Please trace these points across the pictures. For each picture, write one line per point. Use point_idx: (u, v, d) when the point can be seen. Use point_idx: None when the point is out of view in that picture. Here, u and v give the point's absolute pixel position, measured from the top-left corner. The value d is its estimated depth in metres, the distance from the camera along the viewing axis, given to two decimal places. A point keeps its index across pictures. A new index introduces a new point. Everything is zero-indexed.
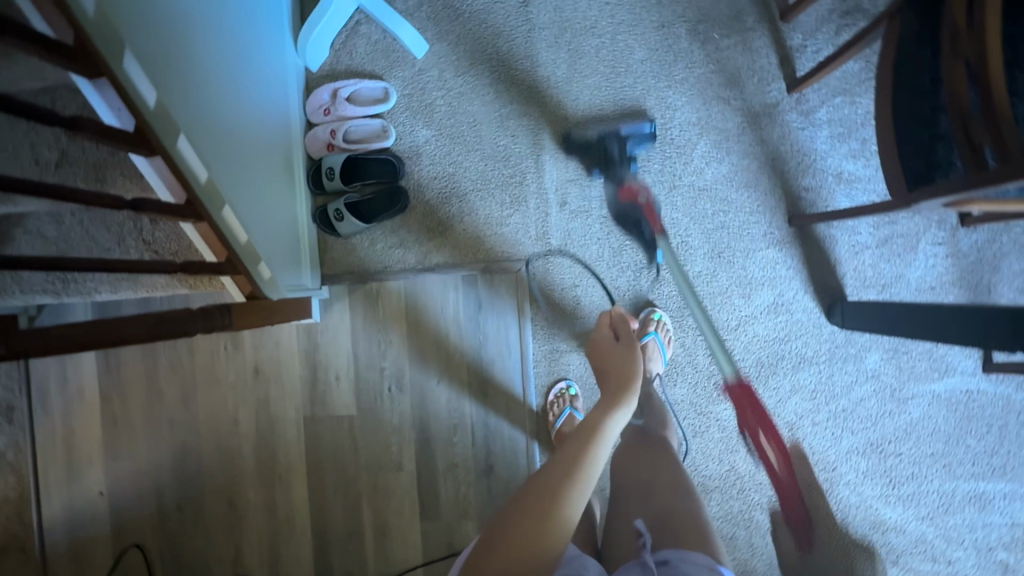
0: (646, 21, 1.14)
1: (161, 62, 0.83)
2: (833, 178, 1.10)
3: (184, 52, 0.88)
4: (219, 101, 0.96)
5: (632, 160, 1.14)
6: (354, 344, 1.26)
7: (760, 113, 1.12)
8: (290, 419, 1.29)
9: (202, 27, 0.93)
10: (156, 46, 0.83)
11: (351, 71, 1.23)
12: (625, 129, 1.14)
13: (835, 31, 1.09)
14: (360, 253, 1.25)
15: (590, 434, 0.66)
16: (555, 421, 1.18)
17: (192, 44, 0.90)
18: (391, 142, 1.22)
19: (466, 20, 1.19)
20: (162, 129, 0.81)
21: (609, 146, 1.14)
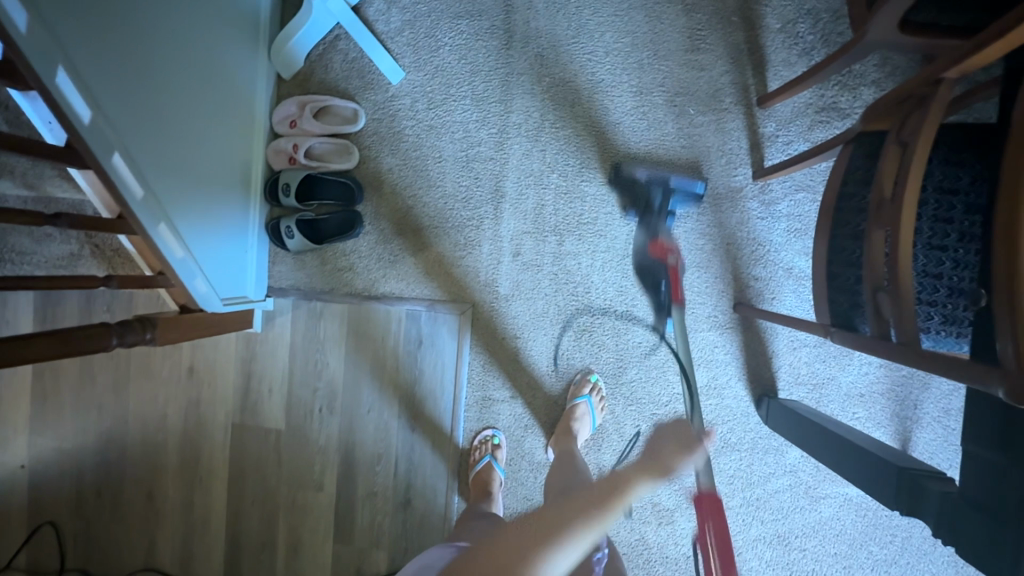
0: (625, 84, 1.13)
1: (116, 69, 0.80)
2: (783, 272, 1.10)
3: (147, 58, 0.85)
4: (180, 109, 0.93)
5: (670, 217, 1.09)
6: (292, 358, 1.26)
7: (722, 195, 1.11)
8: (218, 423, 1.28)
9: (170, 32, 0.89)
10: (114, 53, 0.79)
11: (324, 85, 1.21)
12: (675, 182, 1.08)
13: (808, 126, 1.09)
14: (309, 272, 1.23)
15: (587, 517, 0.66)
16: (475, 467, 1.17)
17: (157, 50, 0.87)
18: (354, 165, 1.20)
19: (447, 53, 1.17)
20: (97, 145, 0.79)
21: (652, 194, 1.09)
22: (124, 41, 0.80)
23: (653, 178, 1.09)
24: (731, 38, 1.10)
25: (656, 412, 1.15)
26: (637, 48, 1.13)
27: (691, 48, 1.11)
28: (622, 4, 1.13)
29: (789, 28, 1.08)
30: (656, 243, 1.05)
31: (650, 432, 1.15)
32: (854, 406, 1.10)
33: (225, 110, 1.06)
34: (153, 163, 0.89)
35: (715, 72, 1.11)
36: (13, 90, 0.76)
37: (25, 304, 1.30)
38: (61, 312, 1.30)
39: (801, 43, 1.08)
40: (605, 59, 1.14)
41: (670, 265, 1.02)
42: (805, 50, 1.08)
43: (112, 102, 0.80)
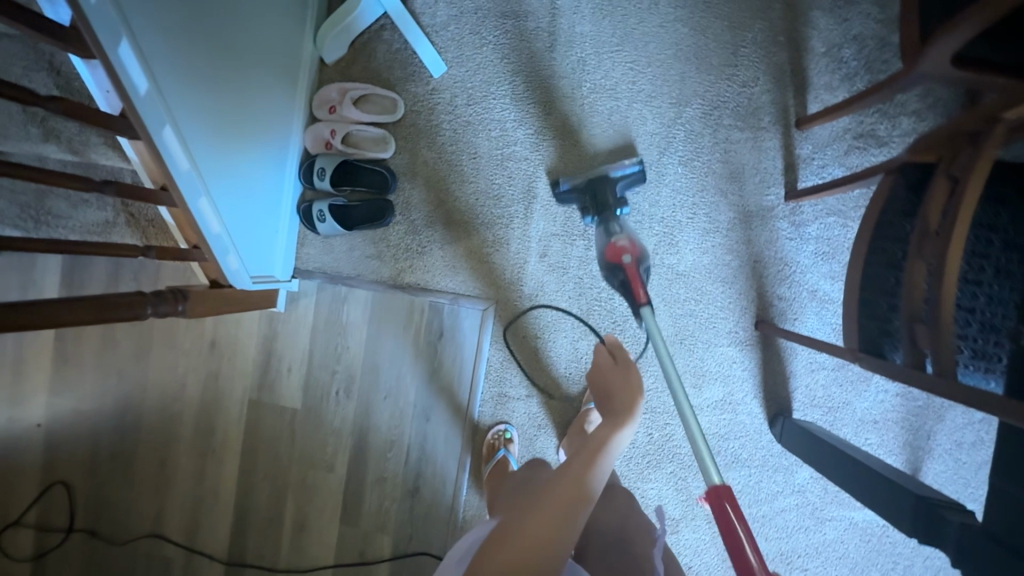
0: (665, 95, 1.14)
1: (174, 44, 0.81)
2: (808, 294, 1.11)
3: (204, 36, 0.86)
4: (228, 87, 0.94)
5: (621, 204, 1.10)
6: (312, 341, 1.27)
7: (753, 214, 1.12)
8: (235, 398, 1.30)
9: (226, 11, 0.91)
10: (173, 28, 0.80)
11: (366, 73, 1.22)
12: (615, 172, 1.10)
13: (844, 151, 1.09)
14: (337, 256, 1.25)
15: (593, 458, 0.65)
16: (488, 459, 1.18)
17: (213, 28, 0.88)
18: (389, 155, 1.21)
19: (489, 51, 1.18)
20: (149, 117, 0.80)
21: (601, 191, 1.10)
22: (183, 17, 0.81)
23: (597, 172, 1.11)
24: (775, 57, 1.11)
25: (670, 422, 1.16)
26: (679, 60, 1.13)
27: (733, 64, 1.12)
28: (668, 15, 1.13)
29: (833, 53, 1.09)
30: (611, 244, 1.03)
31: (661, 441, 1.16)
32: (867, 432, 1.11)
33: (269, 92, 1.08)
34: (199, 138, 0.90)
35: (755, 90, 1.11)
36: (72, 58, 0.78)
37: (54, 266, 1.32)
38: (88, 277, 1.32)
39: (844, 68, 1.09)
40: (647, 69, 1.14)
41: (629, 266, 1.01)
42: (847, 76, 1.09)
43: (167, 75, 0.81)
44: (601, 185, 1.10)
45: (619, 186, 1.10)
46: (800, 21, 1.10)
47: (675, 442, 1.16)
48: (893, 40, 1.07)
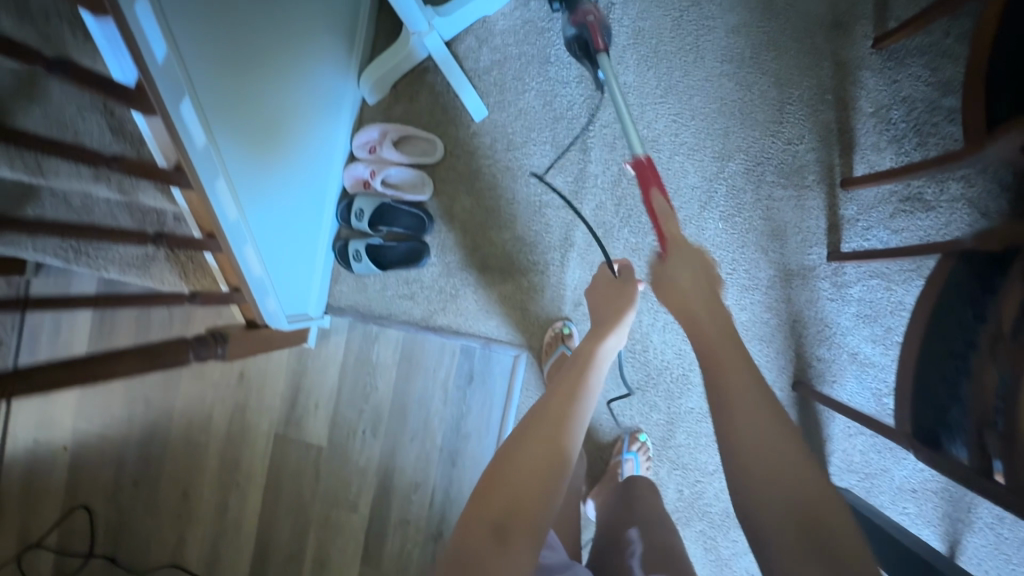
0: (707, 148, 1.13)
1: (224, 91, 0.82)
2: (848, 356, 1.09)
3: (255, 84, 0.87)
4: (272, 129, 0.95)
5: None
6: (341, 378, 1.27)
7: (794, 273, 1.10)
8: (261, 431, 1.30)
9: (278, 59, 0.92)
10: (224, 76, 0.81)
11: (408, 114, 1.22)
12: None
13: (890, 213, 1.08)
14: (370, 294, 1.25)
15: (585, 363, 0.72)
16: (548, 360, 1.15)
17: (264, 75, 0.89)
18: (427, 197, 1.21)
19: (531, 97, 1.19)
20: (203, 169, 0.81)
21: None
22: (238, 67, 0.82)
23: None
24: (822, 116, 1.10)
25: (701, 479, 1.14)
26: (724, 114, 1.12)
27: (779, 120, 1.11)
28: (714, 69, 1.12)
29: (881, 114, 1.08)
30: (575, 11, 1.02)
31: (691, 499, 1.14)
32: (904, 501, 1.08)
33: (312, 133, 1.08)
34: (245, 181, 0.90)
35: (801, 148, 1.10)
36: (135, 120, 0.79)
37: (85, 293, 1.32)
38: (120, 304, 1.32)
39: (892, 129, 1.07)
40: (691, 121, 1.13)
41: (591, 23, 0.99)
42: (896, 137, 1.07)
43: (217, 123, 0.82)
44: None
45: None
46: (849, 80, 1.09)
47: (707, 501, 1.14)
48: (945, 103, 1.05)
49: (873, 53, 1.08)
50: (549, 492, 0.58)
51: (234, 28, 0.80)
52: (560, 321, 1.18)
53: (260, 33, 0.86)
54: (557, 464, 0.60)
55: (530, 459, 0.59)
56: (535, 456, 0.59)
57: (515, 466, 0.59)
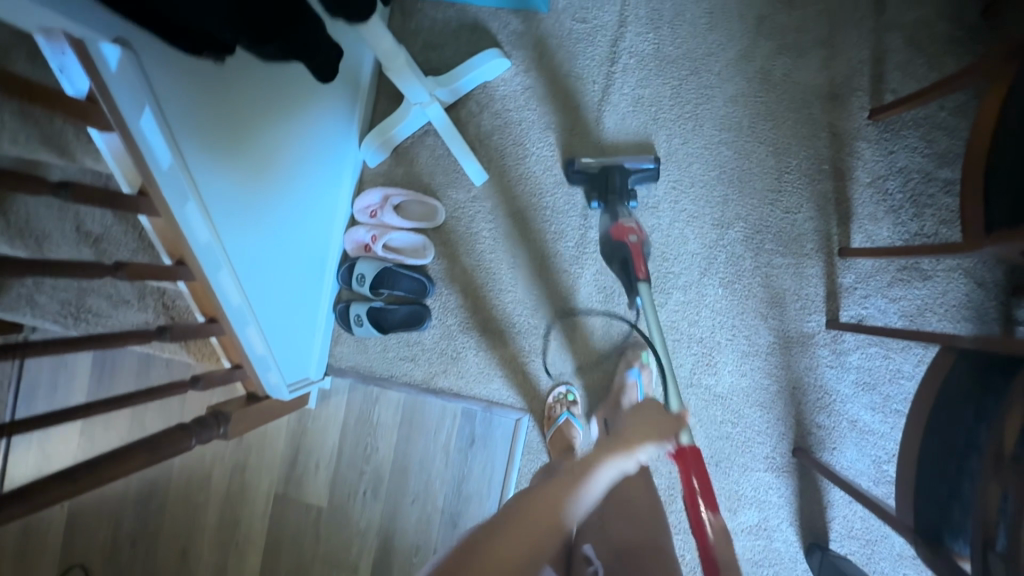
0: (707, 216, 1.14)
1: (224, 177, 0.80)
2: (847, 423, 1.10)
3: (256, 161, 0.85)
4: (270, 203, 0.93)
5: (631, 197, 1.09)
6: (341, 439, 1.26)
7: (794, 340, 1.11)
8: (261, 491, 1.29)
9: (276, 130, 0.90)
10: (222, 159, 0.79)
11: (408, 177, 1.23)
12: (629, 164, 1.10)
13: (888, 282, 1.09)
14: (371, 355, 1.25)
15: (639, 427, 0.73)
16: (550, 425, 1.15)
17: (262, 146, 0.87)
18: (428, 261, 1.22)
19: (532, 162, 1.19)
20: (207, 262, 0.81)
21: (611, 177, 1.09)
22: (241, 159, 0.83)
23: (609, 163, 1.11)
24: (819, 186, 1.11)
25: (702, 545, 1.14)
26: (723, 182, 1.14)
27: (777, 189, 1.12)
28: (713, 137, 1.14)
29: (878, 183, 1.09)
30: (616, 224, 1.03)
31: (693, 564, 1.14)
32: (904, 567, 1.09)
33: (313, 204, 1.08)
34: (251, 265, 0.90)
35: (799, 216, 1.11)
36: (141, 220, 0.80)
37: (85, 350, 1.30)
38: (118, 362, 1.30)
39: (889, 199, 1.09)
40: (691, 189, 1.14)
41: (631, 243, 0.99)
42: (893, 207, 1.09)
43: (222, 212, 0.80)
44: (612, 177, 1.09)
45: (629, 180, 1.10)
46: (846, 150, 1.10)
47: None
48: (941, 174, 1.07)
49: (869, 124, 1.10)
50: (529, 568, 0.57)
51: (227, 107, 0.78)
52: (560, 385, 1.19)
53: (263, 121, 0.86)
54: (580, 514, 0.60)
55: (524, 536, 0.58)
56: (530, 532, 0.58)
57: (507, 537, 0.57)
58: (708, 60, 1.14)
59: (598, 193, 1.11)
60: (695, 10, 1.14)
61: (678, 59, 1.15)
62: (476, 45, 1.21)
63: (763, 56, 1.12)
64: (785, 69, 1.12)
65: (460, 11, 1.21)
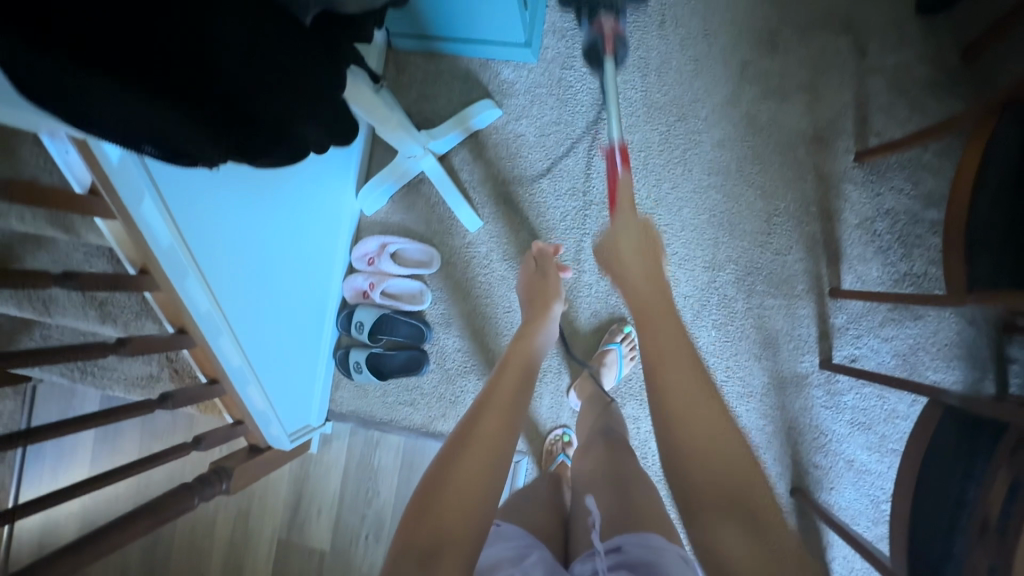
0: (698, 259, 1.15)
1: (225, 245, 0.83)
2: (844, 463, 1.10)
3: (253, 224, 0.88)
4: (266, 263, 0.94)
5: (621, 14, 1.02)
6: (343, 483, 1.28)
7: (788, 381, 1.12)
8: (265, 536, 1.31)
9: (271, 192, 0.92)
10: (221, 228, 0.82)
11: (404, 225, 1.25)
12: None
13: (879, 322, 1.10)
14: (371, 400, 1.27)
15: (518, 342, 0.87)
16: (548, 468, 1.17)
17: (258, 208, 0.90)
18: (425, 307, 1.24)
19: (525, 207, 1.22)
20: (208, 328, 0.83)
21: None
22: (237, 223, 0.85)
23: None
24: (808, 228, 1.12)
25: None
26: (713, 225, 1.15)
27: (767, 231, 1.13)
28: (701, 181, 1.16)
29: (866, 225, 1.10)
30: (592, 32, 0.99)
31: None
32: None
33: (311, 258, 1.11)
34: (252, 328, 0.92)
35: (789, 258, 1.13)
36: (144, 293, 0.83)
37: (92, 395, 1.32)
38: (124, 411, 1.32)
39: (878, 240, 1.10)
40: (681, 233, 1.16)
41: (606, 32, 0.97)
42: (881, 248, 1.10)
43: (222, 281, 0.83)
44: None
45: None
46: (833, 193, 1.11)
47: None
48: (927, 215, 1.08)
49: (855, 165, 1.11)
50: (485, 498, 0.61)
51: (223, 178, 0.80)
52: (558, 428, 1.20)
53: (258, 186, 0.89)
54: (501, 442, 0.67)
55: (493, 423, 0.69)
56: (497, 416, 0.70)
57: (479, 429, 0.67)
58: (694, 106, 1.16)
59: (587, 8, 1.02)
60: (680, 57, 1.16)
61: (665, 106, 1.17)
62: (467, 95, 1.23)
63: (748, 100, 1.14)
64: (770, 113, 1.13)
65: (451, 62, 1.24)
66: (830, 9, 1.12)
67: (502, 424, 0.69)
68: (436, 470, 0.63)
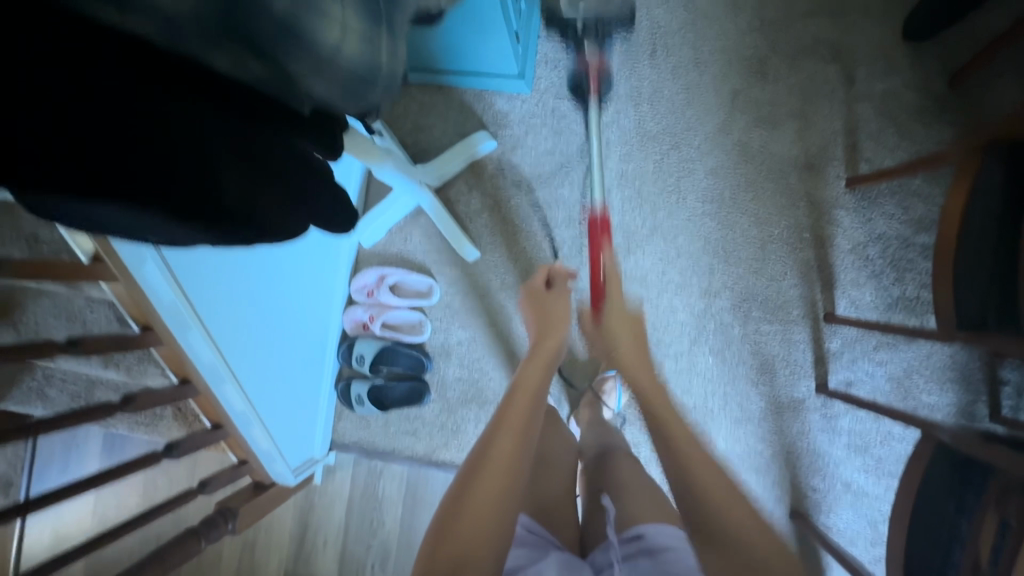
0: (694, 286, 1.17)
1: (227, 295, 0.83)
2: (842, 485, 1.12)
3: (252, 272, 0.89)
4: (265, 306, 0.94)
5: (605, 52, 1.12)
6: (348, 513, 1.29)
7: (785, 405, 1.14)
8: (271, 567, 1.31)
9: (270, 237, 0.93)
10: (222, 279, 0.83)
11: (403, 256, 1.26)
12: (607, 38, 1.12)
13: (873, 346, 1.11)
14: (374, 430, 1.28)
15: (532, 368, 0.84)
16: None
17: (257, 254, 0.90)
18: (425, 337, 1.25)
19: (522, 237, 1.23)
20: (211, 377, 0.84)
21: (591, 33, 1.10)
22: (238, 272, 0.86)
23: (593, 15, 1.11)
24: (802, 254, 1.13)
25: None
26: (708, 252, 1.16)
27: (761, 257, 1.15)
28: (696, 209, 1.17)
29: (859, 250, 1.12)
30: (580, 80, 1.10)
31: None
32: None
33: (310, 294, 1.12)
34: (255, 373, 0.92)
35: (784, 283, 1.14)
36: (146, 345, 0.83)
37: (95, 431, 1.32)
38: (127, 446, 1.32)
39: (871, 265, 1.11)
40: (677, 260, 1.17)
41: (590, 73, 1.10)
42: (875, 272, 1.11)
43: (225, 331, 0.84)
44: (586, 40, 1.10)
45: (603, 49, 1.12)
46: (825, 219, 1.13)
47: None
48: (919, 240, 1.10)
49: (847, 192, 1.12)
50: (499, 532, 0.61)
51: None
52: None
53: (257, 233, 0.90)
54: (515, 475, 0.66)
55: (504, 447, 0.68)
56: (507, 442, 0.69)
57: (489, 459, 0.67)
58: (687, 134, 1.17)
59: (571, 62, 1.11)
60: (671, 85, 1.17)
61: (658, 135, 1.18)
62: (462, 127, 1.24)
63: (740, 128, 1.15)
64: (762, 141, 1.15)
65: (445, 94, 1.25)
66: (818, 38, 1.13)
67: (514, 458, 0.67)
68: (453, 508, 0.62)
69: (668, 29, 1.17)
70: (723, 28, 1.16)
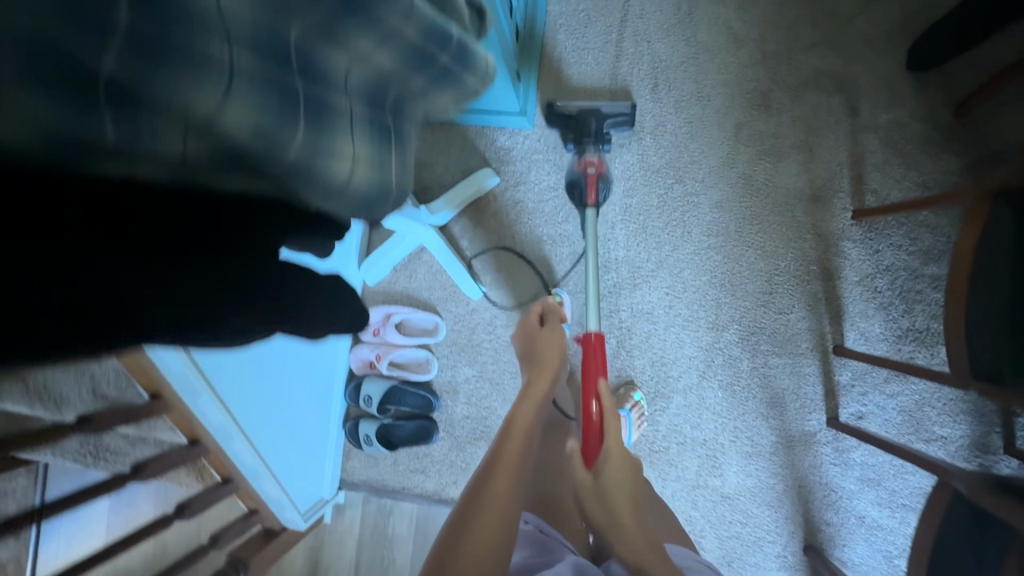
0: (701, 320, 1.16)
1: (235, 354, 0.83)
2: (855, 519, 1.11)
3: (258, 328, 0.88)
4: (271, 358, 0.94)
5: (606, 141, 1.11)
6: (359, 552, 1.28)
7: (796, 439, 1.13)
8: None
9: None
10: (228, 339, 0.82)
11: (408, 294, 1.26)
12: (607, 109, 1.12)
13: (883, 379, 1.11)
14: (383, 468, 1.27)
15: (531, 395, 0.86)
16: None
17: None
18: (432, 375, 1.25)
19: (528, 272, 1.22)
20: (220, 435, 0.85)
21: (586, 122, 1.10)
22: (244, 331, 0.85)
23: (586, 108, 1.12)
24: (810, 286, 1.13)
25: None
26: (714, 286, 1.16)
27: (769, 291, 1.14)
28: (701, 243, 1.16)
29: (867, 282, 1.11)
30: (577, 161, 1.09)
31: None
32: None
33: None
34: (265, 426, 0.93)
35: (792, 316, 1.13)
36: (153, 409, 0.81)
37: None
38: None
39: (879, 296, 1.11)
40: (684, 294, 1.17)
41: (588, 175, 1.07)
42: (883, 304, 1.11)
43: (234, 390, 0.84)
44: (586, 117, 1.10)
45: (605, 124, 1.11)
46: (832, 251, 1.12)
47: None
48: (928, 271, 1.09)
49: (853, 223, 1.12)
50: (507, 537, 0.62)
51: None
52: None
53: None
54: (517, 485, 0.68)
55: (502, 482, 0.67)
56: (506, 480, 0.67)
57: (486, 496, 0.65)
58: (690, 168, 1.17)
59: (574, 135, 1.12)
60: (674, 119, 1.17)
61: (661, 169, 1.18)
62: (465, 163, 1.24)
63: (744, 161, 1.15)
64: (767, 174, 1.14)
65: (447, 130, 1.25)
66: (821, 69, 1.12)
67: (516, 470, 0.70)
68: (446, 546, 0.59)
69: (670, 62, 1.17)
70: (725, 61, 1.15)
